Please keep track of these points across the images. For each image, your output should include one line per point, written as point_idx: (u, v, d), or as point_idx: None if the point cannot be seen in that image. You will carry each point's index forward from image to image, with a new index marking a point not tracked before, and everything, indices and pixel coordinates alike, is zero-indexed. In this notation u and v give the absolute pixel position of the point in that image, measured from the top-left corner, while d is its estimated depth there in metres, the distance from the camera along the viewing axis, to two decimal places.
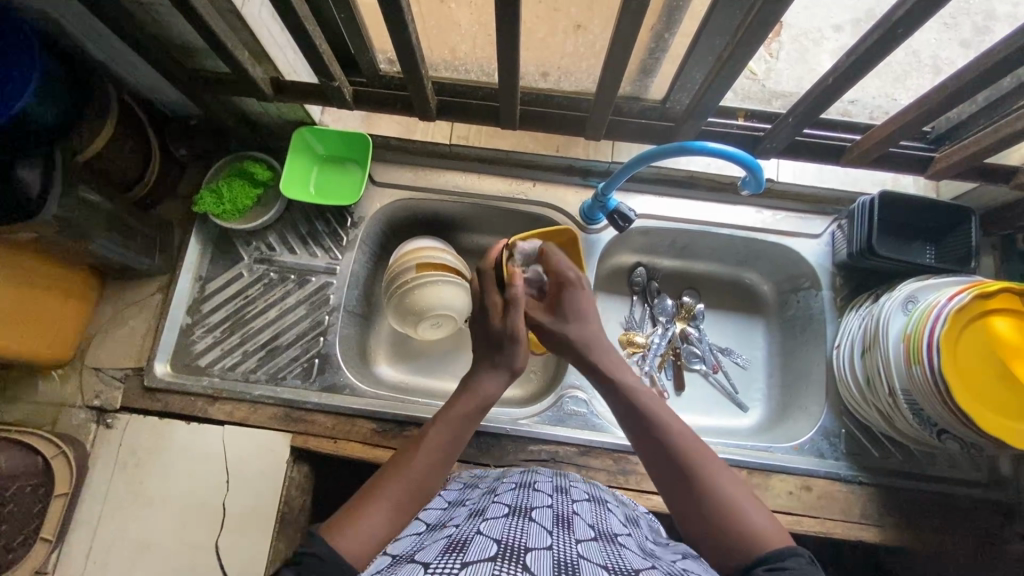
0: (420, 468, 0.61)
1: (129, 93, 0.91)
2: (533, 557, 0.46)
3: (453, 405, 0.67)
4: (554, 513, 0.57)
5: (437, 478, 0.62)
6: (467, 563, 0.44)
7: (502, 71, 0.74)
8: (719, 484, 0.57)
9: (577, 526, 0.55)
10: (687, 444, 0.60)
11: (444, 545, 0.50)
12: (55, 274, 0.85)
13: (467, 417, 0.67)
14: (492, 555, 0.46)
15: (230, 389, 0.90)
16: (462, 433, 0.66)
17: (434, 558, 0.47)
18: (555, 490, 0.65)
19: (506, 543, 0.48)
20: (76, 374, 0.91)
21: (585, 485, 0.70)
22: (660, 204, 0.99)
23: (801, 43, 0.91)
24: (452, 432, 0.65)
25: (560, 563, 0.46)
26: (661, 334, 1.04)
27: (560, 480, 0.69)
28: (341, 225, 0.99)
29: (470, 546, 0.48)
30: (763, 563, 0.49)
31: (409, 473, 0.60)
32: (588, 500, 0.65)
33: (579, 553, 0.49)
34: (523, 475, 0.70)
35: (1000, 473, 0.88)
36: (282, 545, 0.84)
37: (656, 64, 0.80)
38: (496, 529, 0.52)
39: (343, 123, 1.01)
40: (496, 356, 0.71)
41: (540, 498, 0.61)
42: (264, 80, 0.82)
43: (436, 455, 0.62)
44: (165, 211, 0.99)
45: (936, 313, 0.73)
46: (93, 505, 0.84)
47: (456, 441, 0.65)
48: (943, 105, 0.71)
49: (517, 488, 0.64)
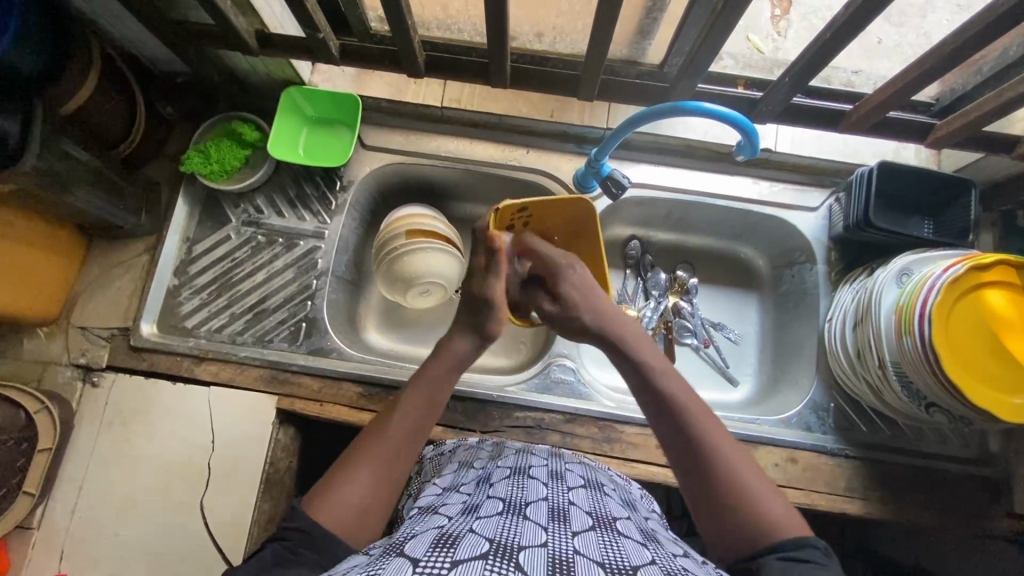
0: (394, 432, 0.61)
1: (114, 48, 0.89)
2: (526, 556, 0.44)
3: (427, 367, 0.66)
4: (550, 506, 0.55)
5: (414, 442, 0.62)
6: (458, 562, 0.42)
7: (494, 27, 0.72)
8: (741, 472, 0.54)
9: (574, 519, 0.53)
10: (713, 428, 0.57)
11: (435, 538, 0.47)
12: (37, 229, 0.84)
13: (441, 378, 0.66)
14: (484, 552, 0.44)
15: (217, 350, 0.90)
16: (437, 393, 0.65)
17: (423, 553, 0.43)
18: (550, 478, 0.63)
19: (499, 542, 0.46)
20: (63, 332, 0.91)
21: (580, 468, 0.69)
22: (655, 173, 0.97)
23: (810, 22, 0.83)
24: (425, 393, 0.64)
25: (554, 561, 0.44)
26: (653, 309, 1.01)
27: (555, 465, 0.68)
28: (330, 188, 0.97)
29: (461, 542, 0.45)
30: (776, 553, 0.49)
31: (384, 439, 0.60)
32: (584, 487, 0.63)
33: (575, 547, 0.47)
34: (518, 458, 0.69)
35: (989, 451, 0.87)
36: (267, 505, 0.84)
37: (653, 25, 0.77)
38: (490, 527, 0.49)
39: (334, 84, 0.99)
40: (476, 321, 0.67)
41: (536, 489, 0.60)
42: (249, 32, 0.80)
43: (411, 419, 0.62)
44: (153, 171, 0.98)
45: (930, 284, 0.72)
46: (78, 461, 0.84)
47: (430, 402, 0.64)
48: (947, 63, 0.69)
49: (511, 477, 0.63)
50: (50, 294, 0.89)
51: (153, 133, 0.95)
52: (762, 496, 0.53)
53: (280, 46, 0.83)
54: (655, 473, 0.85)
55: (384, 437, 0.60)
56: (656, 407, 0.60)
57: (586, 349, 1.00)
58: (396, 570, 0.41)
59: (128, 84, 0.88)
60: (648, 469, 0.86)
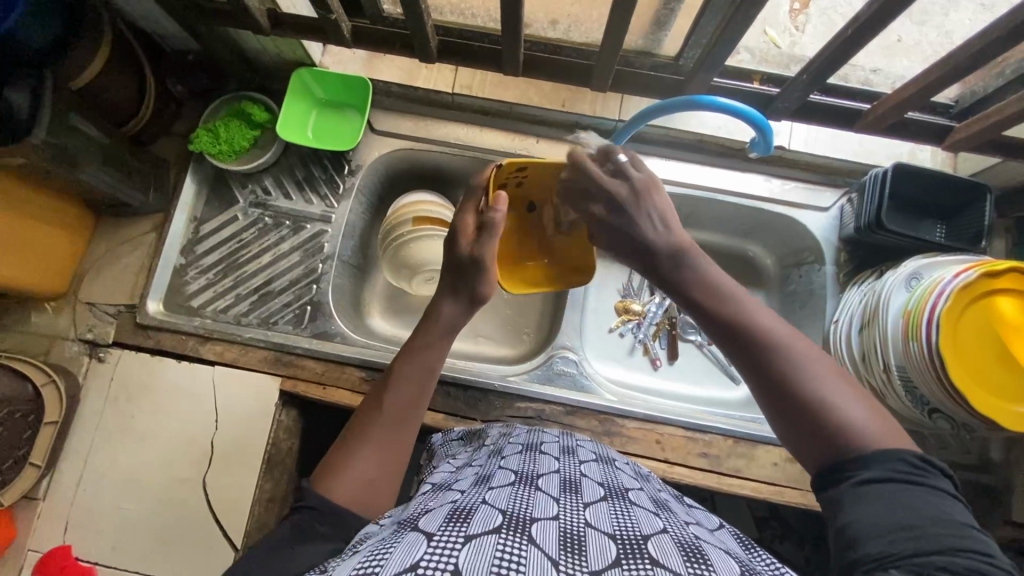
0: (394, 403, 0.62)
1: (126, 24, 0.88)
2: (538, 529, 0.44)
3: (420, 336, 0.67)
4: (562, 478, 0.56)
5: (414, 409, 0.63)
6: (472, 535, 0.42)
7: (508, 14, 0.71)
8: (826, 381, 0.46)
9: (585, 490, 0.54)
10: (788, 342, 0.48)
11: (448, 512, 0.46)
12: (46, 205, 0.84)
13: (433, 345, 0.66)
14: (498, 525, 0.43)
15: (221, 330, 0.90)
16: (430, 361, 0.66)
17: (437, 528, 0.43)
18: (562, 452, 0.64)
19: (511, 514, 0.46)
20: (70, 307, 0.92)
21: (592, 444, 0.69)
22: (667, 167, 0.96)
23: (828, 17, 0.83)
24: (421, 363, 0.65)
25: (566, 536, 0.44)
26: (659, 304, 1.03)
27: (567, 441, 0.68)
28: (338, 172, 0.97)
29: (474, 515, 0.45)
30: (857, 473, 0.41)
31: (384, 412, 0.62)
32: (597, 460, 0.64)
33: (585, 520, 0.47)
34: (530, 435, 0.69)
35: (990, 457, 0.87)
36: (268, 485, 0.85)
37: (670, 16, 0.76)
38: (503, 498, 0.49)
39: (344, 66, 0.99)
40: (460, 283, 0.68)
41: (547, 463, 0.59)
42: (262, 12, 0.79)
43: (408, 389, 0.63)
44: (162, 149, 0.98)
45: (939, 290, 0.71)
46: (84, 435, 0.85)
47: (427, 371, 0.65)
48: (972, 63, 0.68)
49: (523, 451, 0.63)
50: (58, 268, 0.89)
51: (162, 111, 0.95)
52: (847, 409, 0.44)
53: (292, 27, 0.82)
54: (654, 467, 0.85)
55: (384, 411, 0.62)
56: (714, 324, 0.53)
57: (589, 342, 1.01)
58: (409, 545, 0.41)
59: (139, 61, 0.87)
60: (646, 463, 0.86)
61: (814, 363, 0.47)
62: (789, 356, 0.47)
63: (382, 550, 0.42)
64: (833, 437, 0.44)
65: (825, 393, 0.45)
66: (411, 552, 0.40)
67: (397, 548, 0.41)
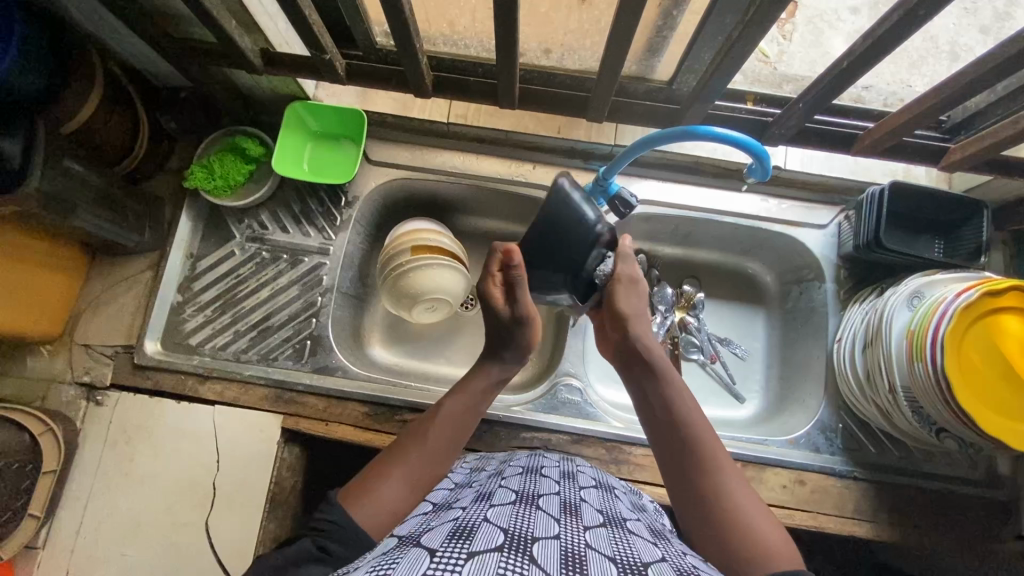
0: (434, 440, 0.63)
1: (116, 63, 0.87)
2: (540, 549, 0.43)
3: (469, 384, 0.71)
4: (562, 501, 0.55)
5: (451, 453, 0.65)
6: (475, 553, 0.41)
7: (501, 49, 0.71)
8: (736, 491, 0.57)
9: (585, 514, 0.53)
10: (712, 454, 0.60)
11: (450, 530, 0.46)
12: (43, 249, 0.84)
13: (477, 398, 0.70)
14: (499, 545, 0.43)
15: (221, 369, 0.89)
16: (471, 410, 0.69)
17: (440, 544, 0.42)
18: (561, 476, 0.63)
19: (513, 533, 0.45)
20: (66, 350, 0.91)
21: (591, 468, 0.68)
22: (663, 189, 0.96)
23: (815, 25, 0.89)
24: (464, 407, 0.68)
25: (567, 555, 0.43)
26: (662, 326, 0.98)
27: (566, 465, 0.67)
28: (335, 205, 0.96)
29: (477, 534, 0.45)
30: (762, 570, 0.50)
31: (423, 445, 0.63)
32: (596, 486, 0.63)
33: (586, 543, 0.46)
34: (531, 459, 0.68)
35: (998, 472, 0.86)
36: (272, 526, 0.84)
37: (663, 43, 0.75)
38: (504, 517, 0.48)
39: (338, 98, 0.99)
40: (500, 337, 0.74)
41: (548, 485, 0.59)
42: (254, 51, 0.79)
43: (448, 428, 0.65)
44: (156, 186, 0.97)
45: (941, 311, 0.71)
46: (82, 482, 0.84)
47: (467, 417, 0.68)
48: (964, 93, 0.68)
49: (524, 473, 0.62)
50: (52, 313, 0.88)
51: (155, 149, 0.94)
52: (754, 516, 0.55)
53: (287, 66, 0.82)
54: (663, 494, 0.85)
55: (424, 443, 0.63)
56: (660, 420, 0.65)
57: (592, 365, 1.00)
58: (413, 559, 0.40)
59: (132, 99, 0.87)
60: (655, 491, 0.85)
61: (727, 477, 0.58)
62: (714, 472, 0.58)
63: (386, 562, 0.41)
64: (733, 536, 0.53)
65: (737, 506, 0.56)
66: (415, 565, 0.39)
67: (401, 561, 0.40)
